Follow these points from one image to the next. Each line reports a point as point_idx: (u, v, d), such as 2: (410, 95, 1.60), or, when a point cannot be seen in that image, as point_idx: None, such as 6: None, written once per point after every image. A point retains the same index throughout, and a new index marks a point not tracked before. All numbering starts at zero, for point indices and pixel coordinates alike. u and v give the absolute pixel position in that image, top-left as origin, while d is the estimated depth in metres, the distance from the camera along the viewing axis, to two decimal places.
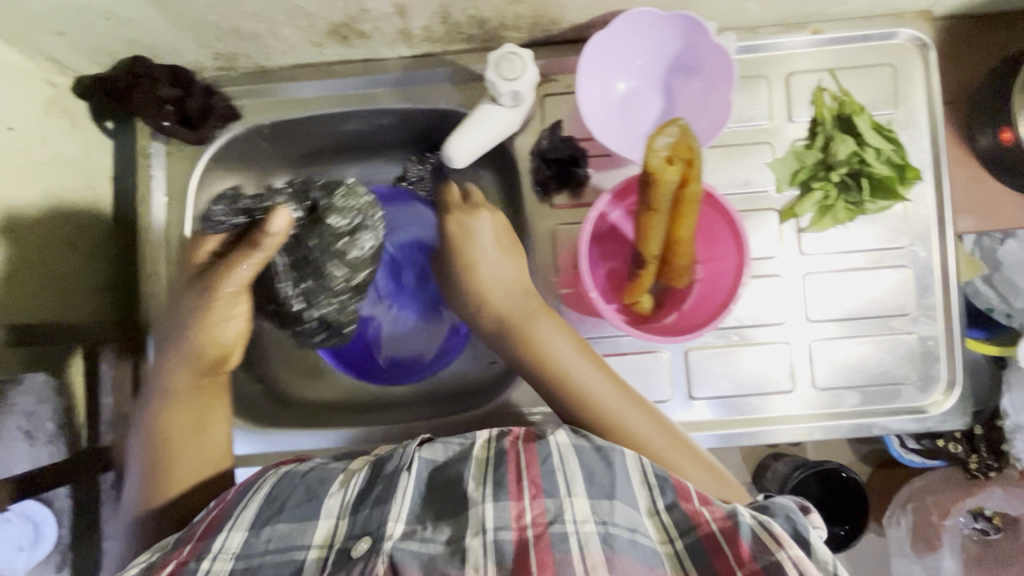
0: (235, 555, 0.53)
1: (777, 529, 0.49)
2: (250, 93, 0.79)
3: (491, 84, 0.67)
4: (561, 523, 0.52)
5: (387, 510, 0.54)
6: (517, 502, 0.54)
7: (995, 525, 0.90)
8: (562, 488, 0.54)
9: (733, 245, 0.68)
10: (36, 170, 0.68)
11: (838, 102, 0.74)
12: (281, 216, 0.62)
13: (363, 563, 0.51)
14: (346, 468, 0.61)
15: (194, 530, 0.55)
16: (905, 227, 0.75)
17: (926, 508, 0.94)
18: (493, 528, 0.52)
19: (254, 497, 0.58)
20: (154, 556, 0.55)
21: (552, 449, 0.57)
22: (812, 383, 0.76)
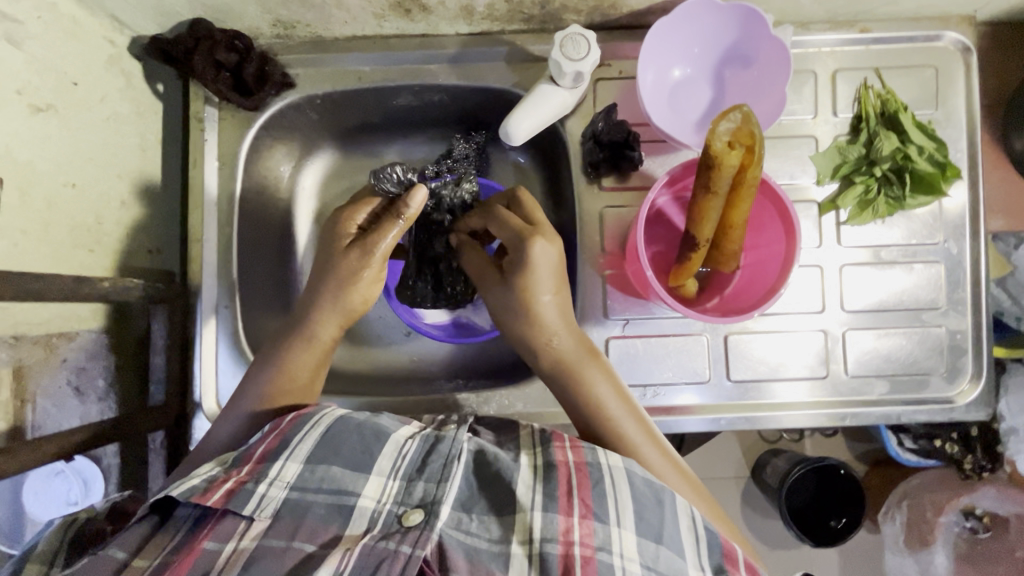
0: (291, 484, 0.54)
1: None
2: (306, 62, 0.79)
3: (555, 64, 0.68)
4: (608, 554, 0.52)
5: (439, 488, 0.54)
6: (566, 518, 0.53)
7: (984, 524, 0.98)
8: (613, 517, 0.54)
9: (781, 232, 0.71)
10: (96, 127, 0.69)
11: (883, 100, 0.76)
12: (422, 194, 0.69)
13: (415, 533, 0.52)
14: (400, 431, 0.59)
15: (252, 452, 0.56)
16: (939, 224, 0.78)
17: (922, 505, 1.01)
18: (540, 539, 0.52)
19: (307, 442, 0.57)
20: (211, 471, 0.56)
21: (604, 474, 0.56)
22: (844, 371, 0.78)
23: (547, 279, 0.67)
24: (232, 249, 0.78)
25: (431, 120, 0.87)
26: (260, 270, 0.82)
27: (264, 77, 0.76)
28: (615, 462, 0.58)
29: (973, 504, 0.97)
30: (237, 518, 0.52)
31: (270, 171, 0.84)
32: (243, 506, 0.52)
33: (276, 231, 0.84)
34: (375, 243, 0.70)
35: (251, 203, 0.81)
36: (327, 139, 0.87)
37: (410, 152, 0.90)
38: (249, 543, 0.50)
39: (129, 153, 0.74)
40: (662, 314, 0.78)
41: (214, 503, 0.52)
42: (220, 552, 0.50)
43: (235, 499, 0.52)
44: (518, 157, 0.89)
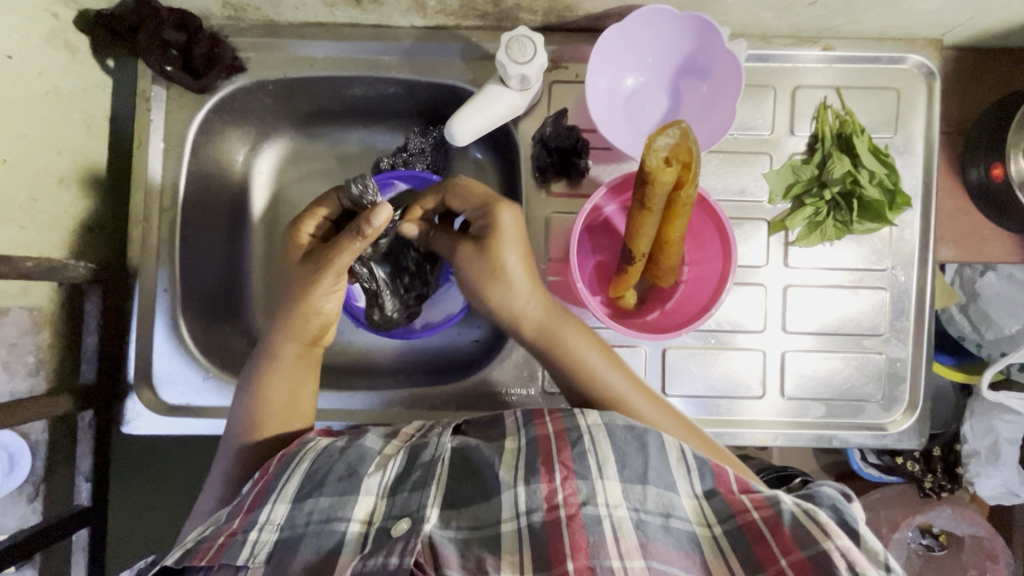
0: (281, 526, 0.55)
1: (823, 520, 0.50)
2: (259, 46, 0.78)
3: (501, 66, 0.68)
4: (594, 506, 0.54)
5: (423, 493, 0.56)
6: (547, 484, 0.55)
7: (939, 542, 0.99)
8: (594, 471, 0.55)
9: (721, 252, 0.70)
10: (34, 103, 0.68)
11: (841, 121, 0.75)
12: (384, 212, 0.64)
13: (402, 542, 0.53)
14: (381, 449, 0.61)
15: (243, 502, 0.57)
16: (889, 250, 0.77)
17: (880, 521, 1.01)
18: (526, 511, 0.54)
19: (296, 472, 0.58)
20: (207, 530, 0.56)
21: (582, 432, 0.58)
22: (781, 392, 0.78)
23: (513, 246, 0.68)
24: (175, 232, 0.78)
25: (388, 112, 0.86)
26: (205, 254, 0.81)
27: (213, 59, 0.75)
28: (593, 418, 0.59)
29: (931, 523, 0.99)
30: (232, 568, 0.53)
31: (220, 155, 0.83)
32: (237, 556, 0.53)
33: (225, 215, 0.84)
34: (333, 259, 0.67)
35: (199, 186, 0.80)
36: (283, 125, 0.86)
37: (368, 142, 0.89)
38: None
39: (72, 130, 0.73)
40: (601, 324, 0.77)
41: (207, 561, 0.53)
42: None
43: (226, 551, 0.53)
44: (475, 154, 0.87)
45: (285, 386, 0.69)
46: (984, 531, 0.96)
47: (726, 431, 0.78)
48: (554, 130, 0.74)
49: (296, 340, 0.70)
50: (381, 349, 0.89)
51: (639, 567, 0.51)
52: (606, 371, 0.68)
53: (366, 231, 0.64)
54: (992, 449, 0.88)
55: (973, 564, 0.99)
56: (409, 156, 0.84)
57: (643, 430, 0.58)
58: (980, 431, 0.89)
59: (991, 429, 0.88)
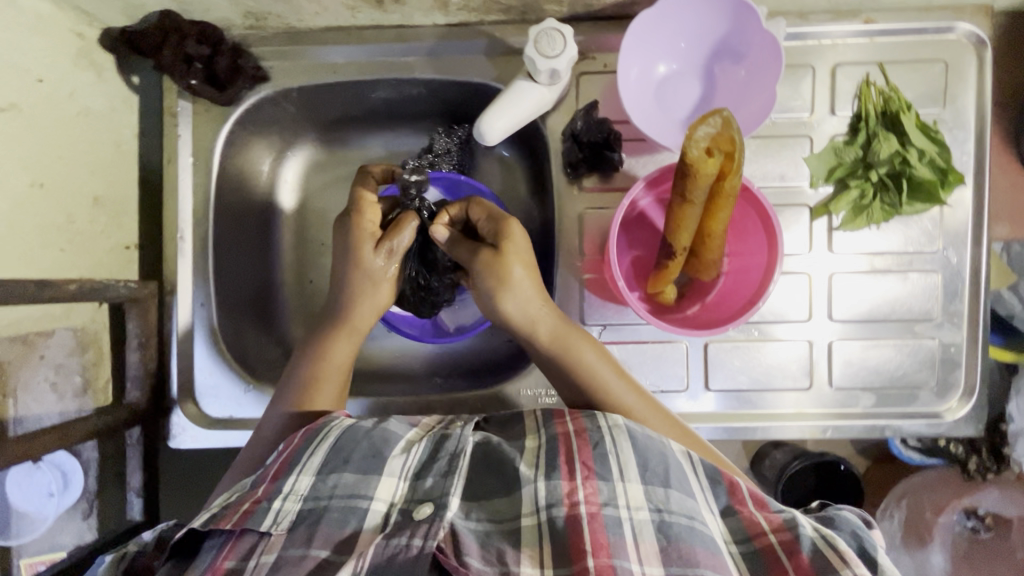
0: (306, 496, 0.53)
1: (841, 547, 0.49)
2: (281, 54, 0.77)
3: (529, 61, 0.66)
4: (614, 508, 0.52)
5: (449, 481, 0.55)
6: (569, 481, 0.53)
7: (985, 524, 0.95)
8: (616, 472, 0.54)
9: (765, 242, 0.68)
10: (66, 124, 0.68)
11: (885, 98, 0.72)
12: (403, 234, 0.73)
13: (425, 525, 0.51)
14: (406, 434, 0.60)
15: (269, 470, 0.56)
16: (939, 231, 0.74)
17: (923, 504, 0.96)
18: (547, 505, 0.52)
19: (323, 445, 0.57)
20: (232, 496, 0.56)
21: (604, 433, 0.56)
22: (829, 382, 0.76)
23: (518, 256, 0.68)
24: (208, 246, 0.78)
25: (411, 114, 0.84)
26: (237, 266, 0.81)
27: (237, 70, 0.74)
28: (615, 421, 0.58)
29: (977, 505, 0.94)
30: (256, 533, 0.51)
31: (248, 166, 0.82)
32: (260, 522, 0.52)
33: (254, 226, 0.84)
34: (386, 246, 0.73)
35: (230, 199, 0.80)
36: (307, 131, 0.85)
37: (392, 145, 0.88)
38: (268, 557, 0.50)
39: (103, 149, 0.73)
40: (639, 321, 0.76)
41: (232, 524, 0.51)
42: (241, 569, 0.50)
43: (252, 517, 0.52)
44: (501, 151, 0.86)
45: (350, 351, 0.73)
46: None
47: (772, 424, 0.76)
48: (582, 124, 0.73)
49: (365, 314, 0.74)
50: (416, 353, 0.88)
51: (658, 574, 0.49)
52: (614, 384, 0.66)
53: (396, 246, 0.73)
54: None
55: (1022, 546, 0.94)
56: (436, 157, 0.82)
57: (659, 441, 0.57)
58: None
59: None
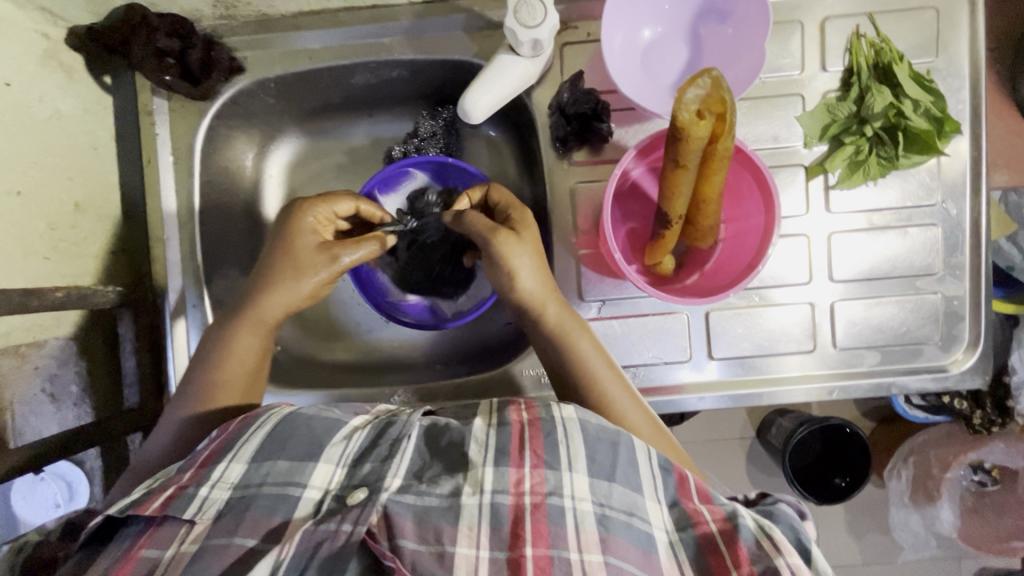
0: (235, 484, 0.52)
1: (776, 536, 0.50)
2: (255, 43, 0.75)
3: (510, 32, 0.64)
4: (559, 497, 0.52)
5: (386, 466, 0.53)
6: (517, 469, 0.53)
7: (992, 477, 0.95)
8: (564, 462, 0.53)
9: (761, 205, 0.67)
10: (38, 129, 0.66)
11: (876, 50, 0.70)
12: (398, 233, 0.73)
13: (356, 510, 0.50)
14: (352, 421, 0.59)
15: (197, 457, 0.55)
16: (937, 183, 0.73)
17: (929, 461, 0.96)
18: (491, 490, 0.51)
19: (256, 435, 0.55)
20: (157, 482, 0.54)
21: (556, 424, 0.56)
22: (833, 343, 0.75)
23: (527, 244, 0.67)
24: (196, 245, 0.76)
25: (394, 98, 0.82)
26: (227, 265, 0.80)
27: (211, 63, 0.72)
28: (569, 412, 0.58)
29: (982, 459, 0.93)
30: (176, 523, 0.50)
31: (230, 161, 0.81)
32: (184, 509, 0.51)
33: (241, 223, 0.82)
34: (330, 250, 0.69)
35: (215, 196, 0.79)
36: (288, 123, 0.83)
37: (376, 132, 0.86)
38: (189, 548, 0.49)
39: (79, 153, 0.72)
40: (638, 294, 0.75)
41: (152, 511, 0.51)
42: (160, 560, 0.49)
43: (176, 502, 0.51)
44: (488, 131, 0.84)
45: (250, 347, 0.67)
46: None
47: (778, 389, 0.75)
48: (570, 96, 0.71)
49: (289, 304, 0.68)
50: (416, 342, 0.87)
51: (597, 562, 0.49)
52: (602, 372, 0.66)
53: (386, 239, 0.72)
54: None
55: None
56: (421, 142, 0.82)
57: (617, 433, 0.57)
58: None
59: None
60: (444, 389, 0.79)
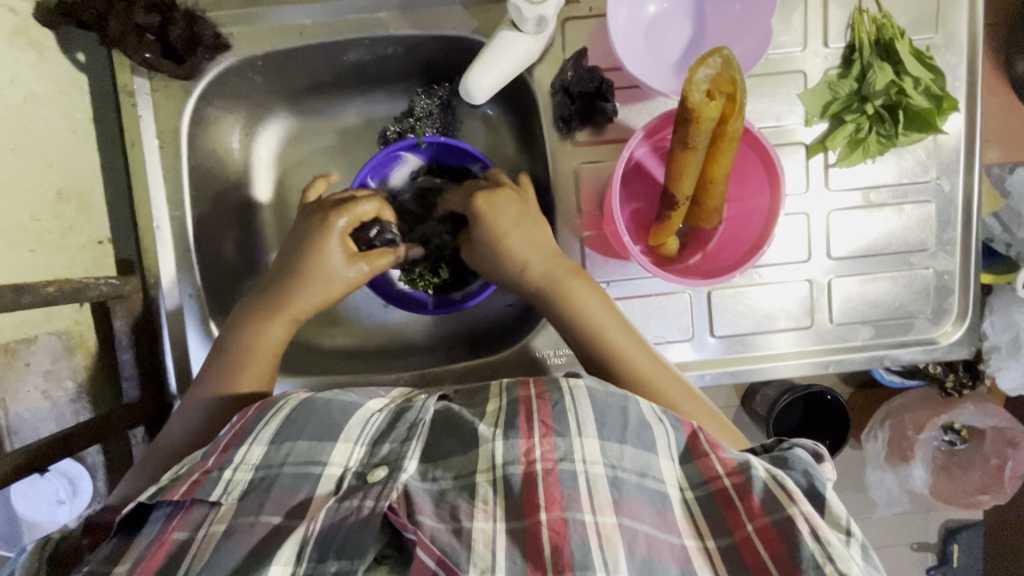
0: (257, 465, 0.54)
1: (789, 486, 0.51)
2: (239, 17, 0.71)
3: (515, 8, 0.61)
4: (570, 462, 0.54)
5: (405, 447, 0.56)
6: (526, 440, 0.55)
7: (962, 436, 0.99)
8: (573, 429, 0.56)
9: (766, 183, 0.67)
10: (11, 112, 0.62)
11: (878, 25, 0.70)
12: (369, 202, 0.73)
13: (379, 487, 0.52)
14: (369, 404, 0.61)
15: (218, 441, 0.56)
16: (933, 159, 0.74)
17: (904, 424, 0.99)
18: (503, 463, 0.53)
19: (278, 416, 0.58)
20: (183, 468, 0.56)
21: (562, 394, 0.58)
22: (829, 319, 0.77)
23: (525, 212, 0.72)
24: (187, 233, 0.73)
25: (388, 75, 0.80)
26: (219, 252, 0.77)
27: (194, 40, 0.69)
28: (575, 381, 0.60)
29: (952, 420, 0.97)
30: (205, 504, 0.52)
31: (217, 143, 0.77)
32: (209, 493, 0.52)
33: (232, 208, 0.80)
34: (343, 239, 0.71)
35: (206, 181, 0.76)
36: (275, 101, 0.80)
37: (367, 111, 0.84)
38: (217, 527, 0.51)
39: (56, 136, 0.67)
40: (643, 274, 0.75)
41: (182, 496, 0.52)
42: (190, 541, 0.50)
43: (201, 487, 0.53)
44: (485, 109, 0.82)
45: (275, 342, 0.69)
46: (1004, 422, 0.95)
47: (775, 365, 0.77)
48: (574, 74, 0.69)
49: (316, 302, 0.71)
50: (415, 327, 0.87)
51: (610, 524, 0.51)
52: (617, 334, 0.68)
53: (355, 211, 0.72)
54: (1014, 343, 0.82)
55: (995, 453, 0.99)
56: (417, 121, 0.80)
57: (623, 396, 0.59)
58: (1000, 327, 0.83)
59: (1013, 323, 0.82)
60: (449, 372, 0.80)
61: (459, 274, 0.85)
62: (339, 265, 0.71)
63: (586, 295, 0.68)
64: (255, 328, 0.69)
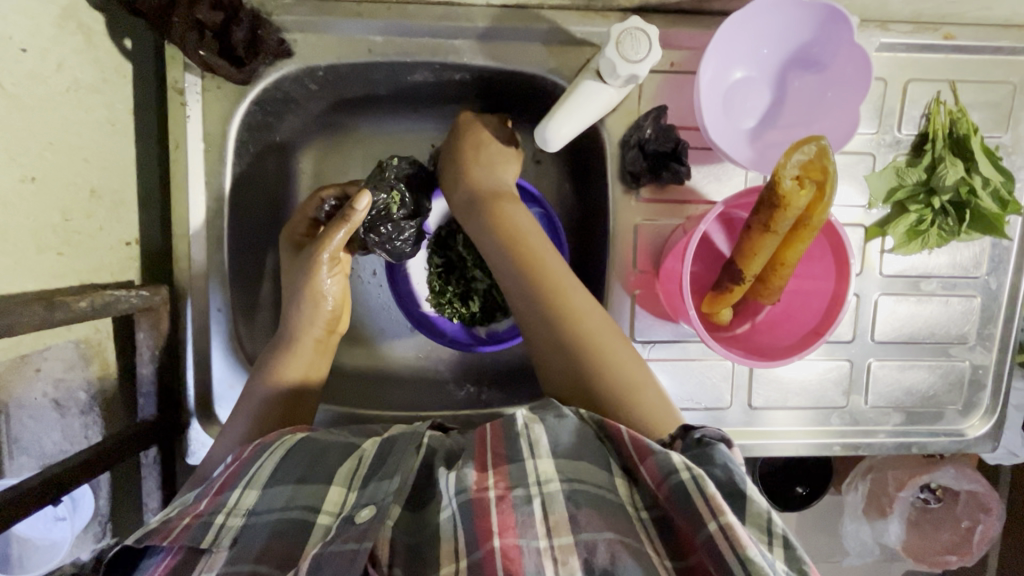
0: (250, 511, 0.52)
1: (710, 492, 0.44)
2: (307, 24, 0.66)
3: (608, 61, 0.59)
4: (524, 487, 0.49)
5: (390, 483, 0.53)
6: (480, 470, 0.51)
7: (937, 495, 0.96)
8: (526, 453, 0.51)
9: (832, 270, 0.66)
10: (55, 103, 0.57)
11: (953, 119, 0.70)
12: (366, 196, 0.66)
13: (363, 530, 0.49)
14: (361, 445, 0.59)
15: (213, 484, 0.54)
16: (985, 255, 0.74)
17: (886, 479, 0.95)
18: (457, 492, 0.50)
19: (273, 459, 0.56)
20: (174, 510, 0.53)
21: (519, 420, 0.54)
22: (864, 401, 0.77)
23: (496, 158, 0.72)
24: (223, 244, 0.69)
25: (450, 98, 0.77)
26: (250, 264, 0.74)
27: (257, 44, 0.64)
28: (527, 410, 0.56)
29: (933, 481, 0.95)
30: (196, 550, 0.49)
31: (263, 150, 0.73)
32: (200, 538, 0.50)
33: (264, 217, 0.76)
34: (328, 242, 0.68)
35: (246, 188, 0.72)
36: (325, 109, 0.76)
37: (416, 129, 0.81)
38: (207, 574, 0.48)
39: (96, 130, 0.62)
40: (689, 337, 0.74)
41: (170, 541, 0.49)
42: None
43: (192, 531, 0.50)
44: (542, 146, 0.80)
45: (304, 366, 0.68)
46: (981, 487, 0.93)
47: (806, 441, 0.77)
48: (654, 132, 0.68)
49: (316, 325, 0.69)
50: (442, 358, 0.84)
51: (567, 545, 0.46)
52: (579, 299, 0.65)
53: (354, 215, 0.66)
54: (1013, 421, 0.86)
55: (966, 516, 0.97)
56: None
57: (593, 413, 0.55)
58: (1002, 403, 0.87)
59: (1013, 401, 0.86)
60: (483, 417, 0.77)
61: (489, 308, 0.82)
62: (325, 280, 0.69)
63: (590, 314, 0.64)
64: (276, 352, 0.68)
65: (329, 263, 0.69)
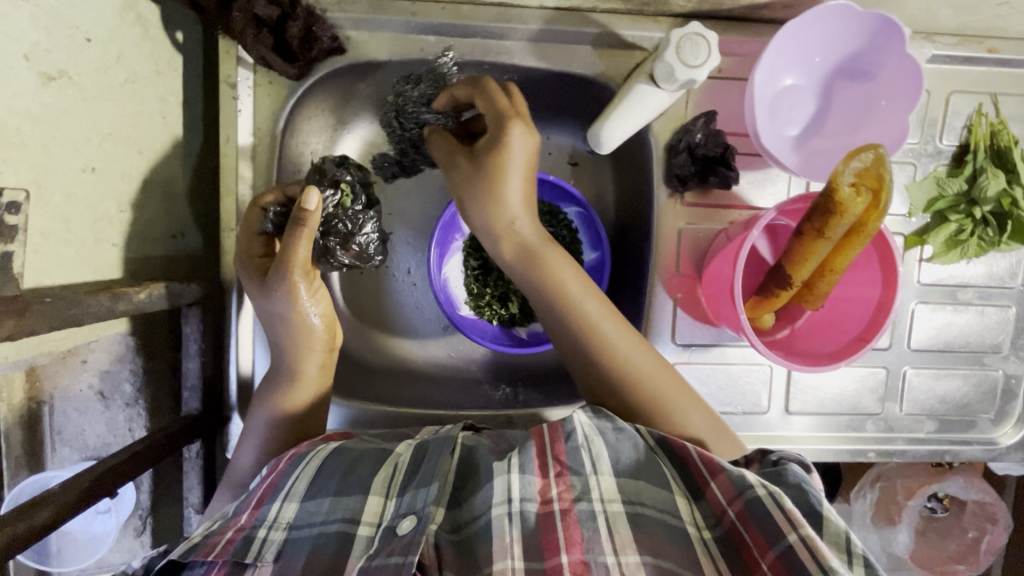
0: (292, 523, 0.52)
1: (788, 507, 0.45)
2: (361, 21, 0.66)
3: (666, 66, 0.59)
4: (588, 502, 0.50)
5: (428, 489, 0.52)
6: (542, 478, 0.52)
7: (943, 505, 0.95)
8: (588, 466, 0.52)
9: (878, 278, 0.67)
10: (114, 93, 0.57)
11: (995, 131, 0.71)
12: (315, 192, 0.60)
13: (406, 541, 0.49)
14: (395, 449, 0.58)
15: (250, 497, 0.54)
16: (1019, 266, 0.75)
17: (895, 488, 0.96)
18: (520, 499, 0.50)
19: (310, 468, 0.56)
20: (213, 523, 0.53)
21: (576, 425, 0.55)
22: (899, 408, 0.78)
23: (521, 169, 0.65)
24: None
25: None
26: None
27: (311, 38, 0.64)
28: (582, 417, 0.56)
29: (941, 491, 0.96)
30: (239, 566, 0.49)
31: (307, 144, 0.73)
32: (244, 553, 0.50)
33: None
34: (293, 255, 0.62)
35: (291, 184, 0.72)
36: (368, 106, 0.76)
37: None
38: None
39: (150, 121, 0.62)
40: (730, 340, 0.74)
41: (214, 557, 0.49)
42: None
43: (235, 547, 0.50)
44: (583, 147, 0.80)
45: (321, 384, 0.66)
46: (988, 497, 0.93)
47: (840, 447, 0.78)
48: (704, 137, 0.68)
49: (315, 347, 0.65)
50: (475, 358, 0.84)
51: (634, 563, 0.48)
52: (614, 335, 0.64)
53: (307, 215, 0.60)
54: None
55: (973, 526, 0.96)
56: None
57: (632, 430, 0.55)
58: None
59: None
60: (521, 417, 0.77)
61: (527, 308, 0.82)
62: (309, 300, 0.64)
63: (617, 340, 0.64)
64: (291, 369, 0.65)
65: (302, 274, 0.63)
